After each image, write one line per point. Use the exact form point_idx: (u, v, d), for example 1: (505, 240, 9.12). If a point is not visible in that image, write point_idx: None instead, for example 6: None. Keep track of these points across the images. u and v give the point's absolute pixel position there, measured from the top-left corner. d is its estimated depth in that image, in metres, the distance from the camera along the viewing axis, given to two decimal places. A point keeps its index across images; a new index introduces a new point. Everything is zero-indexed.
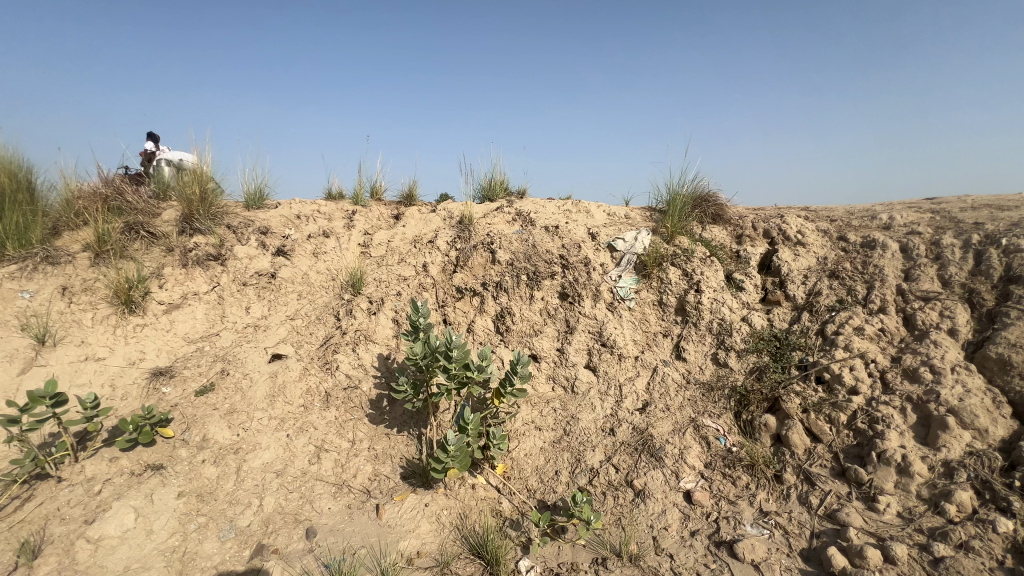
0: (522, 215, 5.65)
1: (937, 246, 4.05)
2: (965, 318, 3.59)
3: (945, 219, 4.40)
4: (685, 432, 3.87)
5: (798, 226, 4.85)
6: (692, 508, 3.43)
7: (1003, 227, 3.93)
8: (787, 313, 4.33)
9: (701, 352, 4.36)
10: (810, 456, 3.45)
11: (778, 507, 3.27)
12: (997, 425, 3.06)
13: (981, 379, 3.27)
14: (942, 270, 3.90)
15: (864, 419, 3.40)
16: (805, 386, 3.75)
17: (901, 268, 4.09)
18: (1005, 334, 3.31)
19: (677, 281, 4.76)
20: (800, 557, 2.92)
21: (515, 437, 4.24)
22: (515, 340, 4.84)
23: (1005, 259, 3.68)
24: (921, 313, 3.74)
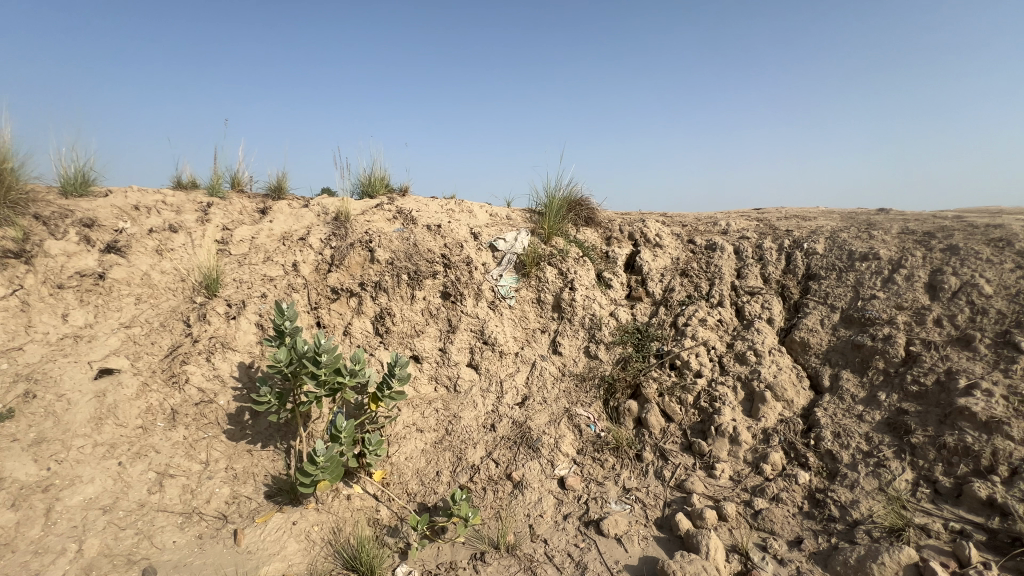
0: (403, 213, 5.50)
1: (760, 249, 4.81)
2: (779, 308, 4.32)
3: (766, 226, 5.25)
4: (560, 422, 4.11)
5: (657, 230, 5.42)
6: (565, 493, 3.65)
7: (805, 234, 4.80)
8: (647, 308, 4.82)
9: (574, 345, 4.66)
10: (664, 434, 3.89)
11: (638, 483, 3.62)
12: (800, 396, 3.73)
13: (789, 359, 3.96)
14: (763, 269, 4.64)
15: (706, 398, 3.92)
16: (660, 373, 4.21)
17: (734, 268, 4.78)
18: (805, 321, 4.05)
19: (554, 279, 5.02)
20: (654, 525, 3.26)
21: (395, 442, 4.14)
22: (396, 341, 4.72)
23: (806, 260, 4.51)
24: (748, 305, 4.41)
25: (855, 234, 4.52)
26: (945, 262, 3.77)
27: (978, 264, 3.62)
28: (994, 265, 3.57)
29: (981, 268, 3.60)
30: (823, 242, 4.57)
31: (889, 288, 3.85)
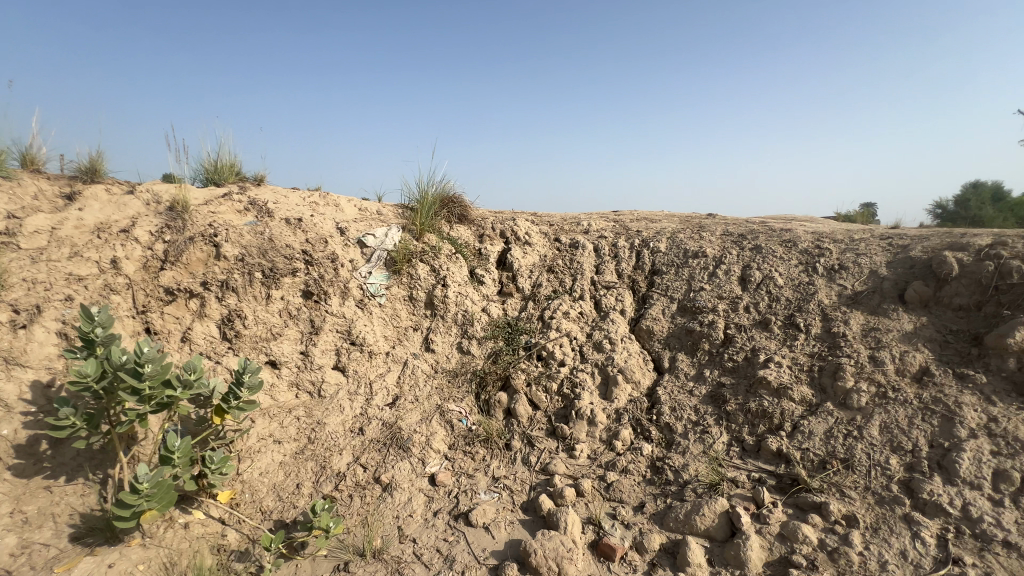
0: (256, 205, 4.96)
1: (615, 247, 5.31)
2: (630, 300, 4.81)
3: (621, 227, 5.81)
4: (432, 419, 4.09)
5: (526, 229, 5.66)
6: (436, 489, 3.64)
7: (652, 235, 5.42)
8: (517, 303, 5.02)
9: (447, 342, 4.67)
10: (531, 422, 4.10)
11: (507, 470, 3.77)
12: (646, 377, 4.20)
13: (637, 345, 4.44)
14: (618, 265, 5.14)
15: (568, 385, 4.21)
16: (528, 364, 4.42)
17: (594, 264, 5.21)
18: (651, 311, 4.57)
19: (426, 276, 4.96)
20: (520, 510, 3.42)
21: (247, 457, 3.75)
22: (249, 346, 4.26)
23: (652, 257, 5.09)
24: (605, 298, 4.85)
25: (689, 235, 5.23)
26: (752, 259, 4.53)
27: (774, 261, 4.41)
28: (784, 261, 4.37)
29: (776, 263, 4.39)
30: (665, 242, 5.20)
31: (713, 281, 4.52)
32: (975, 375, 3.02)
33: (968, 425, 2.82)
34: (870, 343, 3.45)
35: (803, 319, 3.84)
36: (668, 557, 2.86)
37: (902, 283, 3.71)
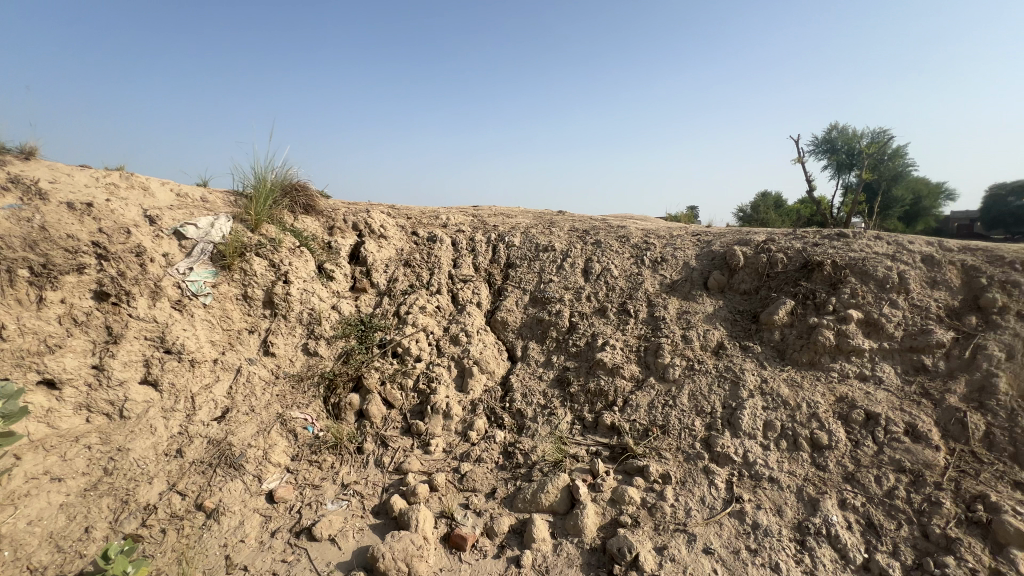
0: (21, 183, 3.88)
1: (472, 241, 5.37)
2: (486, 293, 4.91)
3: (478, 222, 5.90)
4: (271, 430, 3.68)
5: (381, 221, 5.42)
6: (275, 507, 3.30)
7: (507, 229, 5.60)
8: (371, 299, 4.78)
9: (290, 344, 4.24)
10: (385, 422, 3.95)
11: (357, 475, 3.57)
12: (500, 366, 4.32)
13: (493, 336, 4.56)
14: (474, 259, 5.21)
15: (424, 380, 4.14)
16: (383, 362, 4.24)
17: (451, 258, 5.20)
18: (505, 303, 4.73)
19: (263, 272, 4.43)
20: (371, 514, 3.27)
21: (10, 504, 2.96)
22: (12, 364, 3.35)
23: (507, 251, 5.26)
24: (462, 291, 4.86)
25: (541, 231, 5.52)
26: (593, 253, 4.96)
27: (611, 254, 4.88)
28: (619, 254, 4.87)
29: (612, 256, 4.87)
30: (519, 236, 5.41)
31: (561, 273, 4.84)
32: (754, 346, 3.66)
33: (748, 387, 3.39)
34: (683, 323, 4.02)
35: (633, 306, 4.32)
36: (516, 537, 2.99)
37: (706, 272, 4.41)
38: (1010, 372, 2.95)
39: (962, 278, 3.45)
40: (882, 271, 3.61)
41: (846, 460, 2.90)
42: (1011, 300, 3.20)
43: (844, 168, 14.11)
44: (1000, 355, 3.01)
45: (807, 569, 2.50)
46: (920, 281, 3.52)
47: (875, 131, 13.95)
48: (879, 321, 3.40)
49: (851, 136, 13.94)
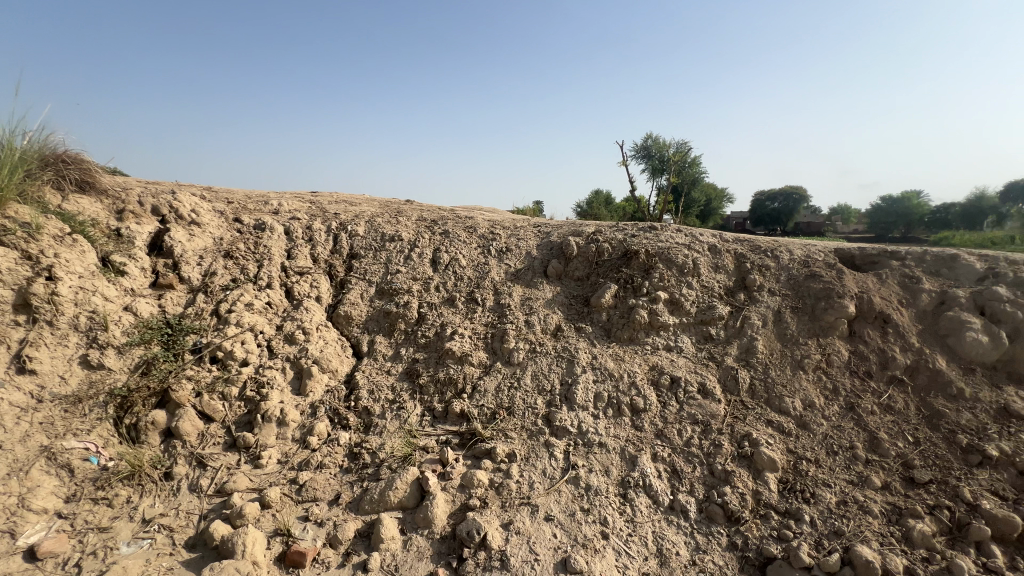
0: None
1: (309, 230, 4.89)
2: (326, 286, 4.52)
3: (317, 209, 5.40)
4: (33, 469, 2.88)
5: (192, 205, 4.60)
6: (39, 566, 2.58)
7: (350, 218, 5.23)
8: (181, 297, 4.02)
9: (60, 357, 3.33)
10: (202, 439, 3.38)
11: (165, 507, 3.01)
12: (343, 364, 4.03)
13: (335, 332, 4.22)
14: (313, 249, 4.75)
15: (253, 386, 3.65)
16: (198, 370, 3.61)
17: (284, 249, 4.66)
18: (348, 296, 4.42)
19: (13, 267, 3.40)
20: (185, 549, 2.79)
21: None
22: None
23: (350, 241, 4.93)
24: (297, 285, 4.40)
25: (387, 219, 5.28)
26: (441, 243, 4.93)
27: (459, 244, 4.91)
28: (467, 244, 4.93)
29: (460, 246, 4.90)
30: (363, 226, 5.11)
31: (408, 264, 4.71)
32: (586, 327, 4.06)
33: (581, 363, 3.75)
34: (526, 309, 4.25)
35: (480, 295, 4.42)
36: (363, 541, 2.85)
37: (546, 261, 4.73)
38: (765, 335, 3.74)
39: (735, 263, 4.30)
40: (681, 258, 4.31)
41: (657, 419, 3.38)
42: (765, 280, 4.09)
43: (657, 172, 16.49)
44: (759, 322, 3.82)
45: (628, 518, 2.85)
46: (706, 266, 4.29)
47: (679, 142, 16.51)
48: (679, 300, 4.05)
49: (662, 145, 16.29)
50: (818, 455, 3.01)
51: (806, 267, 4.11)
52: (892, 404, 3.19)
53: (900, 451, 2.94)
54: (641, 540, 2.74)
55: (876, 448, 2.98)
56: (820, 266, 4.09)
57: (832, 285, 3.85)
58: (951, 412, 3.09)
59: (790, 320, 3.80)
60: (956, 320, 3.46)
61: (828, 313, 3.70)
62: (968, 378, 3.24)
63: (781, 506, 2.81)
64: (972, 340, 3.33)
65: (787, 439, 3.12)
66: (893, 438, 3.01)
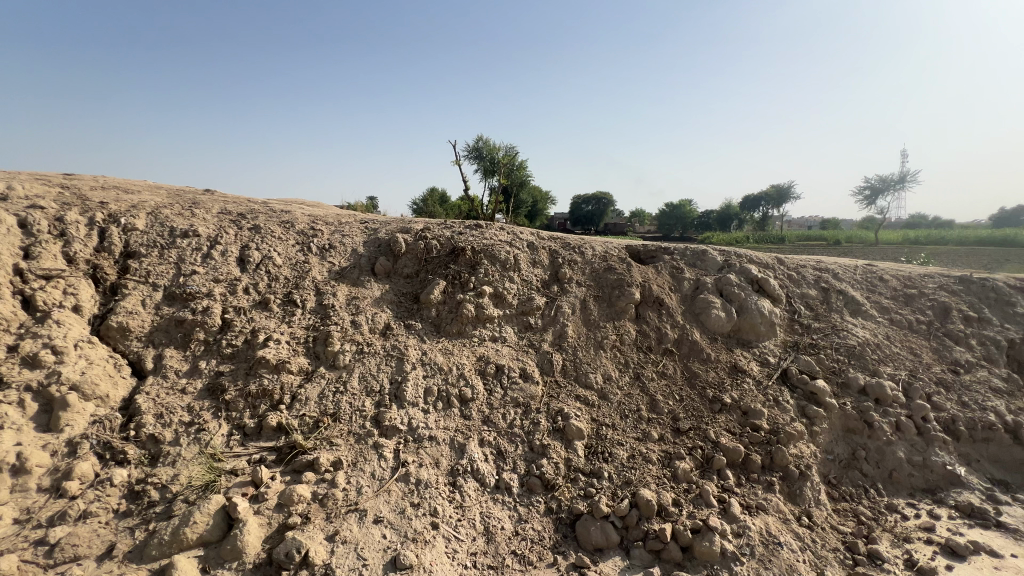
0: None
1: (60, 222, 3.86)
2: (89, 293, 3.62)
3: (72, 196, 4.28)
4: None
5: None
6: None
7: (124, 208, 4.29)
8: None
9: None
10: None
11: None
12: (118, 387, 3.28)
13: (104, 349, 3.41)
14: (66, 247, 3.75)
15: None
16: None
17: (18, 246, 3.58)
18: (123, 304, 3.61)
19: None
20: None
21: None
22: None
23: (124, 237, 4.04)
24: (43, 292, 3.43)
25: (177, 211, 4.47)
26: (251, 239, 4.38)
27: (273, 241, 4.43)
28: (283, 241, 4.48)
29: (274, 243, 4.43)
30: (144, 218, 4.24)
31: (208, 263, 4.07)
32: (415, 323, 4.07)
33: (411, 361, 3.74)
34: (352, 309, 4.06)
35: (299, 296, 4.05)
36: None
37: (373, 259, 4.58)
38: (573, 321, 4.26)
39: (549, 258, 4.80)
40: (504, 254, 4.63)
41: (483, 407, 3.57)
42: (573, 273, 4.66)
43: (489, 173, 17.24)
44: (569, 310, 4.33)
45: (457, 505, 2.96)
46: (525, 262, 4.69)
47: (507, 146, 17.52)
48: (502, 293, 4.34)
49: (492, 148, 17.09)
50: (614, 420, 3.55)
51: (605, 261, 4.81)
52: (666, 370, 3.95)
53: (671, 408, 3.65)
54: (470, 523, 2.88)
55: (654, 408, 3.65)
56: (615, 260, 4.82)
57: (623, 276, 4.59)
58: (703, 372, 3.94)
59: (593, 307, 4.39)
60: (705, 301, 4.43)
61: (620, 300, 4.40)
62: (713, 344, 4.18)
63: (587, 468, 3.23)
64: (715, 316, 4.31)
65: (591, 409, 3.62)
66: (666, 398, 3.73)
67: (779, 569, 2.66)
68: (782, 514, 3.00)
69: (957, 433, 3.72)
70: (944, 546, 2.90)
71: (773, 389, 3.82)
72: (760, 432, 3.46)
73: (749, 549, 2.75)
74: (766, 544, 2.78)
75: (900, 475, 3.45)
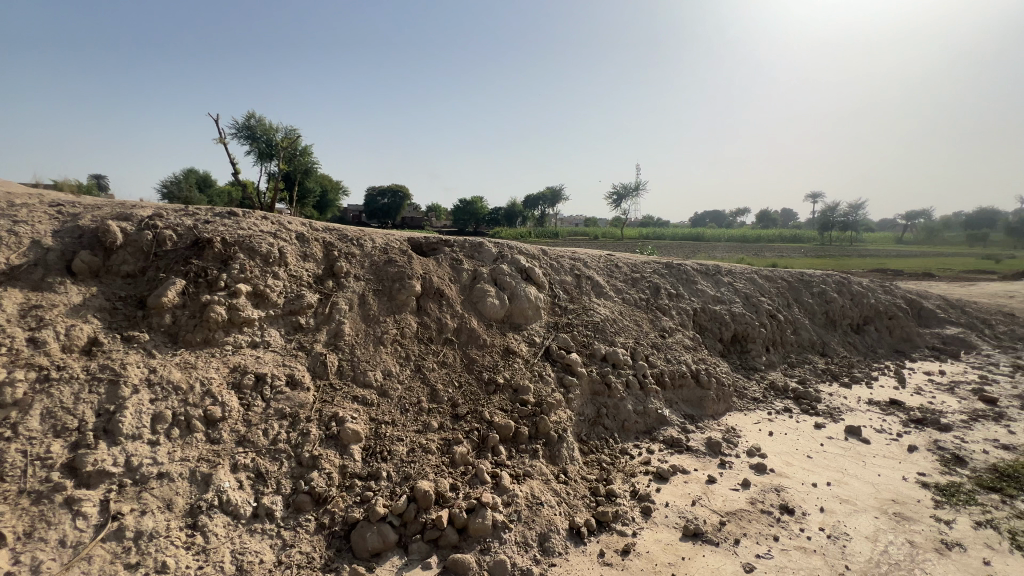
0: None
1: None
2: None
3: None
4: None
5: None
6: None
7: None
8: None
9: None
10: None
11: None
12: None
13: None
14: None
15: None
16: None
17: None
18: None
19: None
20: None
21: None
22: None
23: None
24: None
25: None
26: None
27: None
28: None
29: None
30: None
31: None
32: (139, 335, 3.20)
33: (131, 382, 2.91)
34: (28, 321, 2.95)
35: None
36: None
37: (67, 253, 3.43)
38: (350, 318, 3.98)
39: (323, 251, 4.40)
40: (265, 246, 4.03)
41: (239, 425, 3.04)
42: (351, 267, 4.38)
43: (266, 157, 15.00)
44: (346, 307, 4.04)
45: (199, 550, 2.44)
46: (294, 255, 4.18)
47: (288, 128, 15.55)
48: (264, 291, 3.78)
49: (269, 128, 14.87)
50: (393, 416, 3.46)
51: (385, 253, 4.65)
52: (446, 359, 4.04)
53: (450, 395, 3.75)
54: (216, 567, 2.41)
55: (434, 398, 3.69)
56: (396, 252, 4.71)
57: (404, 268, 4.52)
58: (480, 357, 4.17)
59: (372, 302, 4.18)
60: (481, 291, 4.70)
61: (400, 293, 4.31)
62: (489, 330, 4.46)
63: (364, 472, 3.07)
64: (490, 303, 4.61)
65: (369, 409, 3.44)
66: (446, 387, 3.81)
67: (540, 526, 2.98)
68: (543, 476, 3.38)
69: (664, 383, 4.81)
70: (655, 473, 3.71)
71: (538, 366, 4.29)
72: (528, 406, 3.83)
73: (516, 514, 3.01)
74: (530, 506, 3.08)
75: (629, 423, 4.27)
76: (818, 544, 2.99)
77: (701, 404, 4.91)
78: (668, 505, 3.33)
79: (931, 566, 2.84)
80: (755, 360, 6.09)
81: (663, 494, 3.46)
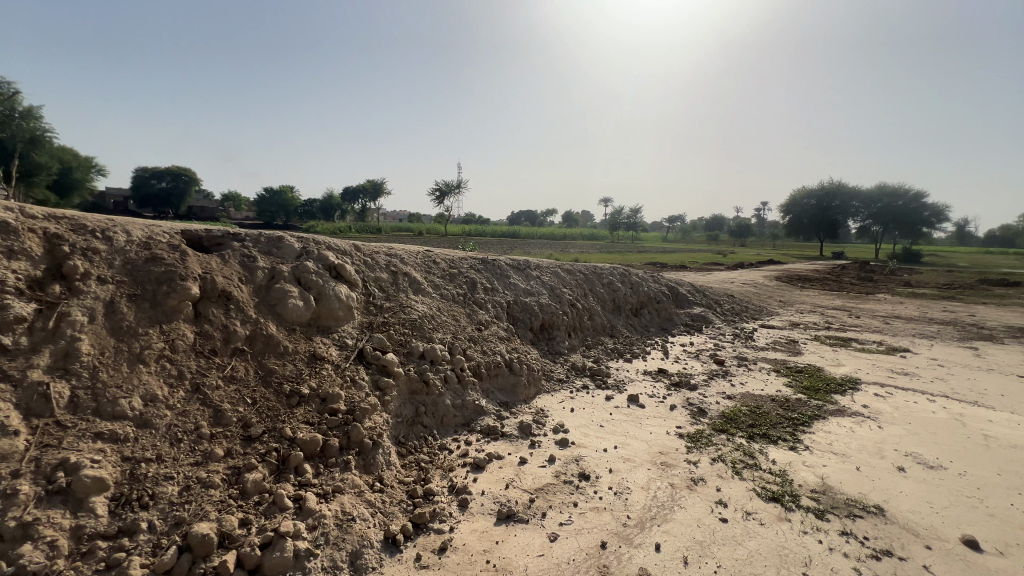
0: None
1: None
2: None
3: None
4: None
5: None
6: None
7: None
8: None
9: None
10: None
11: None
12: None
13: None
14: None
15: None
16: None
17: None
18: None
19: None
20: None
21: None
22: None
23: None
24: None
25: None
26: None
27: None
28: None
29: None
30: None
31: None
32: None
33: None
34: None
35: None
36: None
37: None
38: (90, 332, 3.07)
39: (45, 246, 3.31)
40: None
41: None
42: (91, 266, 3.38)
43: None
44: (83, 318, 3.10)
45: None
46: None
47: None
48: None
49: None
50: (159, 451, 2.79)
51: (145, 249, 3.73)
52: (234, 373, 3.44)
53: (240, 415, 3.21)
54: None
55: (218, 421, 3.11)
56: (162, 248, 3.82)
57: (174, 267, 3.69)
58: (280, 367, 3.68)
59: (125, 310, 3.30)
60: (281, 291, 4.15)
61: (169, 297, 3.51)
62: (291, 335, 3.97)
63: (112, 529, 2.40)
64: (292, 306, 4.10)
65: (121, 447, 2.71)
66: (234, 406, 3.25)
67: (351, 543, 2.76)
68: (356, 488, 3.14)
69: (481, 375, 4.99)
70: (473, 464, 3.80)
71: (351, 370, 3.99)
72: (338, 415, 3.52)
73: (324, 537, 2.73)
74: (340, 525, 2.82)
75: (448, 418, 4.30)
76: (607, 502, 3.45)
77: (515, 390, 5.24)
78: (484, 494, 3.44)
79: (685, 501, 3.53)
80: (559, 345, 6.78)
81: (480, 483, 3.57)
